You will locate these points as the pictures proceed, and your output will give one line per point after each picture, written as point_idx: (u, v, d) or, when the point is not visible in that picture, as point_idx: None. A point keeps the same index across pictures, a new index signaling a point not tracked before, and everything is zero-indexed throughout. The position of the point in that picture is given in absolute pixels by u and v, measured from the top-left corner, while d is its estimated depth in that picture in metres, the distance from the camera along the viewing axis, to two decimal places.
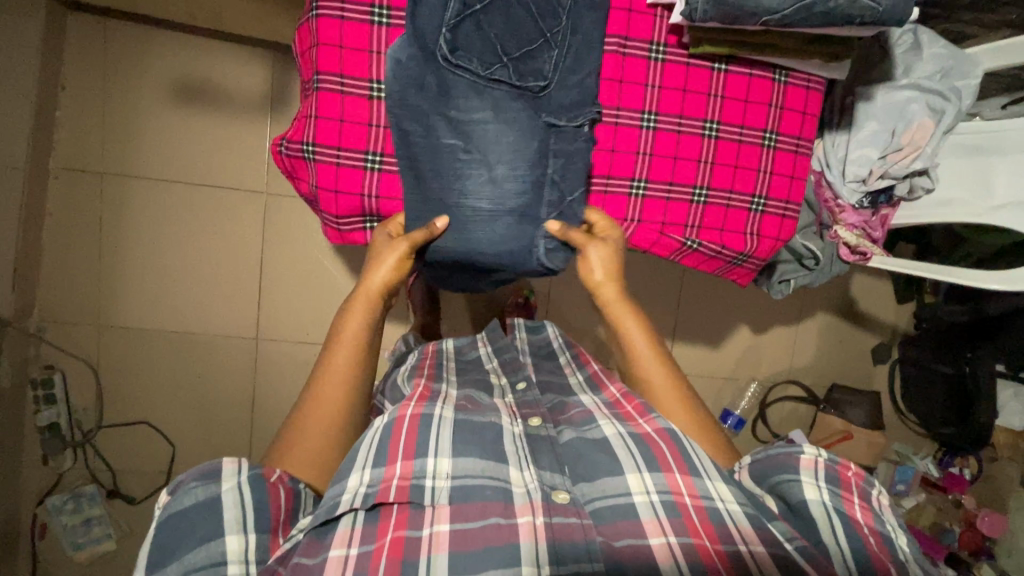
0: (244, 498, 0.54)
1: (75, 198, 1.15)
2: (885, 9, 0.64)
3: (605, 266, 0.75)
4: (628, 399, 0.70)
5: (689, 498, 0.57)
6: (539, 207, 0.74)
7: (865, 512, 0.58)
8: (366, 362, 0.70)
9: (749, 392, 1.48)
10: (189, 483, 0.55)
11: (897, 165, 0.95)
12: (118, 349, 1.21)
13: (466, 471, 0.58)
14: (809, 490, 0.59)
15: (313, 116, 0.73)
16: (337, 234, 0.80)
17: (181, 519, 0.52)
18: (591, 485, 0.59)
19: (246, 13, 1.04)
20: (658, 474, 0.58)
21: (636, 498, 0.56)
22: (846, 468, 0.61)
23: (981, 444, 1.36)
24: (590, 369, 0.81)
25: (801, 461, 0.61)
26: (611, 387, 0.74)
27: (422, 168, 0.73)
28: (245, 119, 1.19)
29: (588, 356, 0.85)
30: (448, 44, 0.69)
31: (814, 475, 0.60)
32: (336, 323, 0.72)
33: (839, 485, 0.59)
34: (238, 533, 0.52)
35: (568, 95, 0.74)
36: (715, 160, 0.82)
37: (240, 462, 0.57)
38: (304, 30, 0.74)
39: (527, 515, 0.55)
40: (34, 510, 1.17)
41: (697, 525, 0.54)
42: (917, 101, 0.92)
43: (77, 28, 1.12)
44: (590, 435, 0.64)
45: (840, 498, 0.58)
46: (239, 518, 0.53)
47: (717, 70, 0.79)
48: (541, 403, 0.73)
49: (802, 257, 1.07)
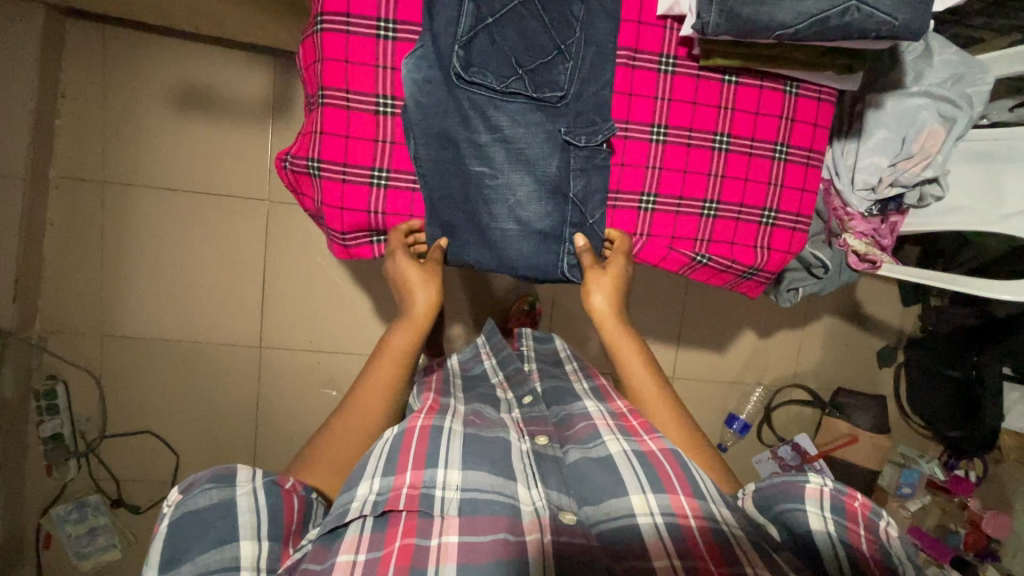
0: (260, 503, 0.54)
1: (76, 207, 1.14)
2: (902, 24, 0.63)
3: (608, 296, 0.75)
4: (634, 414, 0.69)
5: (693, 519, 0.55)
6: (563, 226, 0.75)
7: (871, 544, 0.56)
8: (376, 384, 0.69)
9: (754, 396, 1.49)
10: (202, 484, 0.54)
11: (907, 173, 0.94)
12: (121, 358, 1.20)
13: (476, 484, 0.57)
14: (814, 520, 0.58)
15: (318, 131, 0.72)
16: (344, 249, 0.79)
17: (193, 520, 0.51)
18: (597, 508, 0.58)
19: (247, 21, 1.03)
20: (663, 495, 0.57)
21: (640, 519, 0.55)
22: (852, 498, 0.59)
23: (988, 447, 1.37)
24: (596, 382, 0.80)
25: (805, 491, 0.60)
26: (616, 402, 0.73)
27: (452, 193, 0.73)
28: (247, 127, 1.18)
29: (595, 369, 0.85)
30: (462, 61, 0.68)
31: (819, 504, 0.59)
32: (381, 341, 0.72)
33: (845, 517, 0.57)
34: (252, 539, 0.52)
35: (585, 105, 0.73)
36: (725, 173, 0.81)
37: (254, 470, 0.56)
38: (308, 44, 0.73)
39: (536, 532, 0.54)
40: (38, 521, 1.17)
41: (701, 547, 0.53)
42: (928, 109, 0.90)
43: (76, 34, 1.10)
44: (595, 454, 0.63)
45: (846, 529, 0.57)
46: (254, 523, 0.52)
47: (728, 82, 0.78)
48: (547, 419, 0.71)
49: (811, 266, 1.05)
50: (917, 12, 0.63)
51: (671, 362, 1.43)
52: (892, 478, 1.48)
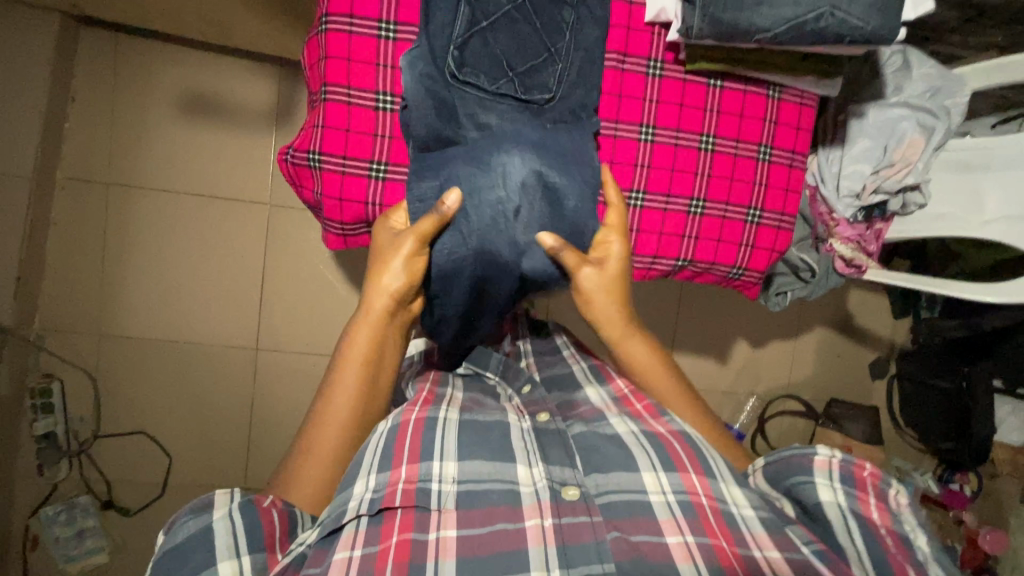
0: (236, 524, 0.51)
1: (81, 208, 1.17)
2: (873, 29, 0.67)
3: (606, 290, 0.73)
4: (638, 399, 0.70)
5: (706, 498, 0.56)
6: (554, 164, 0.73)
7: (882, 513, 0.57)
8: (357, 355, 0.66)
9: (747, 406, 1.49)
10: (180, 520, 0.52)
11: (890, 180, 0.97)
12: (117, 358, 1.21)
13: (473, 475, 0.57)
14: (825, 492, 0.59)
15: (319, 125, 0.75)
16: (340, 240, 0.81)
17: (174, 554, 0.49)
18: (605, 476, 0.58)
19: (255, 30, 1.07)
20: (674, 475, 0.57)
21: (653, 497, 0.55)
22: (861, 468, 0.60)
23: (982, 458, 1.35)
24: (594, 361, 0.82)
25: (816, 462, 0.61)
26: (617, 382, 0.75)
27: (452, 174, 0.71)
28: (250, 132, 1.21)
29: (593, 352, 0.86)
30: (456, 61, 0.71)
31: (830, 475, 0.60)
32: (342, 342, 0.68)
33: (855, 486, 0.59)
34: (231, 557, 0.49)
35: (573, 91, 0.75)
36: (711, 173, 0.84)
37: (232, 493, 0.54)
38: (313, 44, 0.76)
39: (536, 516, 0.53)
40: (27, 521, 1.16)
41: (713, 525, 0.53)
42: (908, 119, 0.94)
43: (89, 41, 1.14)
44: (601, 430, 0.63)
45: (856, 498, 0.58)
46: (231, 544, 0.49)
47: (713, 86, 0.82)
48: (548, 401, 0.72)
49: (799, 270, 1.12)
50: (888, 18, 0.66)
51: None
52: None
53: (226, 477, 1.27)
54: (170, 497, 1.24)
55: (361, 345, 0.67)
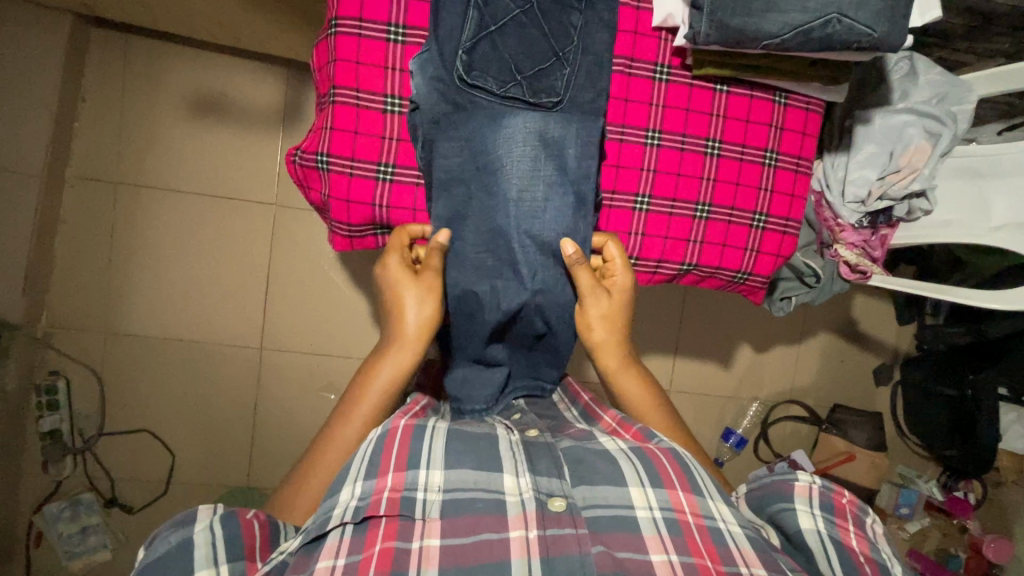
0: (216, 535, 0.51)
1: (89, 206, 1.18)
2: (881, 36, 0.67)
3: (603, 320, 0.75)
4: (626, 428, 0.69)
5: (692, 516, 0.56)
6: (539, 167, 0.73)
7: (861, 540, 0.57)
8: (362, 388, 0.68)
9: (750, 412, 1.49)
10: (163, 534, 0.51)
11: (896, 186, 0.96)
12: (123, 355, 1.22)
13: (458, 484, 0.56)
14: (804, 520, 0.59)
15: (328, 127, 0.75)
16: (346, 241, 0.82)
17: (155, 566, 0.49)
18: (592, 489, 0.58)
19: (264, 33, 1.08)
20: (662, 491, 0.58)
21: (639, 513, 0.56)
22: (840, 495, 0.61)
23: (984, 469, 1.36)
24: (581, 402, 0.80)
25: (795, 488, 0.61)
26: (607, 416, 0.73)
27: (453, 175, 0.73)
28: (257, 133, 1.22)
29: (580, 390, 0.84)
30: (464, 65, 0.71)
31: (809, 502, 0.60)
32: (365, 367, 0.71)
33: (834, 513, 0.59)
34: (209, 566, 0.49)
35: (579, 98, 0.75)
36: (717, 177, 0.84)
37: (214, 507, 0.54)
38: (322, 46, 0.76)
39: (521, 528, 0.53)
40: (31, 517, 1.17)
41: (698, 544, 0.54)
42: (914, 126, 0.94)
43: (100, 42, 1.15)
44: (590, 445, 0.64)
45: (835, 525, 0.58)
46: (209, 553, 0.50)
47: (719, 91, 0.82)
48: (538, 423, 0.73)
49: (804, 274, 1.11)
50: (895, 24, 0.67)
51: (668, 372, 1.43)
52: (890, 498, 1.43)
53: (228, 475, 1.27)
54: (173, 496, 1.25)
55: (381, 379, 0.69)
